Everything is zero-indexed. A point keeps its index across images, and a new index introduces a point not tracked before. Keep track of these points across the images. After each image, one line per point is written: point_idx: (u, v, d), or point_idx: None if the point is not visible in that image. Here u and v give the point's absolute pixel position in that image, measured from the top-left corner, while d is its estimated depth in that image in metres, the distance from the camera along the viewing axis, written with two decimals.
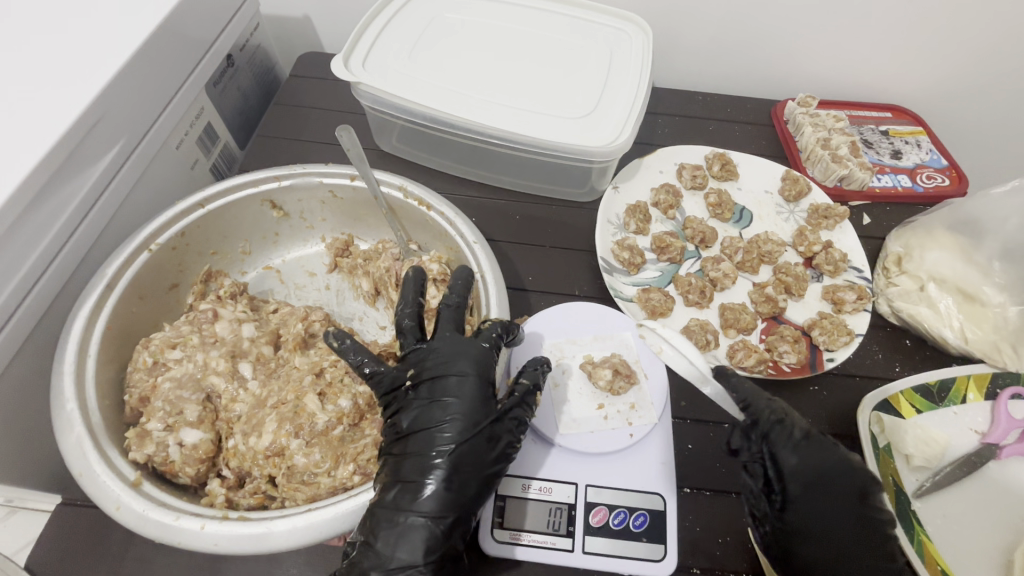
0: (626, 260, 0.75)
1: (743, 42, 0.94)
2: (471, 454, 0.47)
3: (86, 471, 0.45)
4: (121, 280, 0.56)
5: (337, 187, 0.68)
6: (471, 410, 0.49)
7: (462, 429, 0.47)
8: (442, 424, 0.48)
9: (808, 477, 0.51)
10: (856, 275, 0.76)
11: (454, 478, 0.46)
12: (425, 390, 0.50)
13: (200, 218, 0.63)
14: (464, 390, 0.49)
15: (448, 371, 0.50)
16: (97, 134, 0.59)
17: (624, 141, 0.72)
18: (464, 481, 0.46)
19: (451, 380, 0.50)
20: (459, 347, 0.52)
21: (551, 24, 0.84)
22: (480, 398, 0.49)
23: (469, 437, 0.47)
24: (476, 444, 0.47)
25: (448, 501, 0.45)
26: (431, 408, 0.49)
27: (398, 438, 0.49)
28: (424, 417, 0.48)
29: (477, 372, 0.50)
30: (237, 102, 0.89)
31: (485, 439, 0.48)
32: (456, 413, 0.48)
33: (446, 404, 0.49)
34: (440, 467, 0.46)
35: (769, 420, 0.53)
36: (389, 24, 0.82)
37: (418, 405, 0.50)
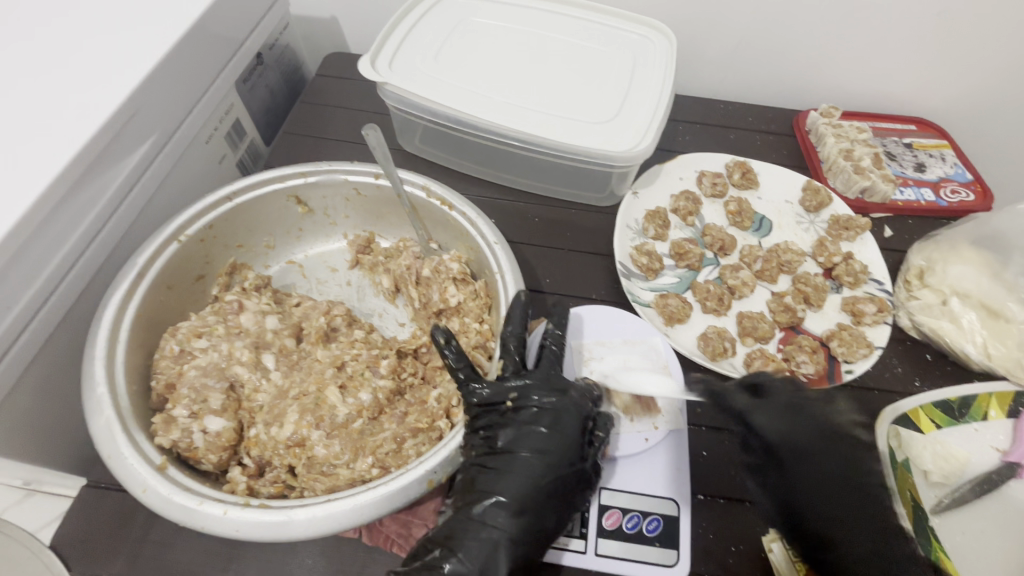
0: (644, 265, 0.75)
1: (765, 51, 0.94)
2: (562, 488, 0.49)
3: (114, 453, 0.46)
4: (151, 270, 0.57)
5: (361, 185, 0.69)
6: (568, 447, 0.51)
7: (555, 464, 0.50)
8: (534, 452, 0.50)
9: (790, 445, 0.54)
10: (876, 287, 0.75)
11: (536, 508, 0.48)
12: (528, 415, 0.52)
13: (227, 211, 0.64)
14: (571, 426, 0.51)
15: (551, 404, 0.52)
16: (132, 126, 0.60)
17: (645, 147, 0.72)
18: (548, 512, 0.48)
19: (558, 413, 0.52)
20: (557, 381, 0.54)
21: (575, 29, 0.85)
22: (577, 437, 0.51)
23: (568, 471, 0.50)
24: (570, 479, 0.50)
25: (527, 529, 0.47)
26: (524, 435, 0.51)
27: (484, 455, 0.50)
28: (521, 444, 0.50)
29: (576, 411, 0.52)
30: (265, 99, 0.90)
31: (574, 478, 0.50)
32: (554, 448, 0.50)
33: (544, 437, 0.51)
34: (530, 495, 0.48)
35: (738, 397, 0.57)
36: (416, 26, 0.83)
37: (518, 428, 0.51)
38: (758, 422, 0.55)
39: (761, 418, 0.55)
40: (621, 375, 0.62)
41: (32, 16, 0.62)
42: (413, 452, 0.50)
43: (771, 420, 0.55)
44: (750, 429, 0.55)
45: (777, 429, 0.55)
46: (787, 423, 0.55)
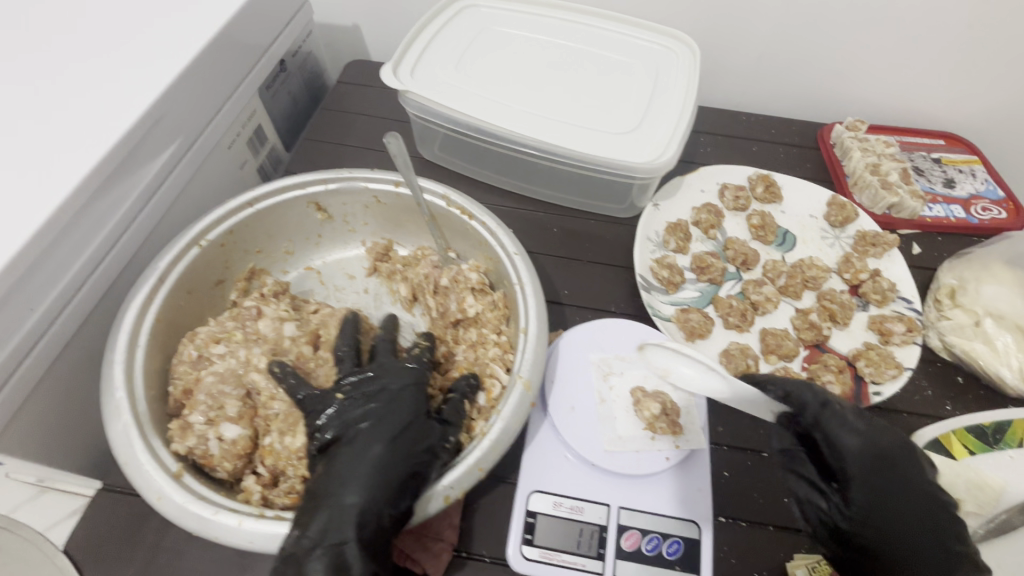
0: (665, 279, 0.74)
1: (789, 63, 0.93)
2: (382, 457, 0.45)
3: (131, 459, 0.45)
4: (172, 274, 0.57)
5: (381, 193, 0.69)
6: (385, 415, 0.48)
7: (367, 436, 0.47)
8: (364, 428, 0.48)
9: (863, 463, 0.51)
10: (905, 306, 0.73)
11: (391, 465, 0.45)
12: (359, 391, 0.51)
13: (248, 217, 0.65)
14: (398, 390, 0.50)
15: (379, 383, 0.51)
16: (156, 131, 0.61)
17: (668, 159, 0.71)
18: (394, 468, 0.45)
19: (387, 384, 0.51)
20: (395, 367, 0.53)
21: (597, 39, 0.84)
22: (406, 408, 0.49)
23: (397, 430, 0.48)
24: (406, 435, 0.47)
25: (375, 510, 0.43)
26: (349, 411, 0.49)
27: (330, 440, 0.48)
28: (346, 426, 0.48)
29: (405, 387, 0.51)
30: (287, 105, 0.91)
31: (414, 431, 0.48)
32: (376, 419, 0.48)
33: (366, 409, 0.49)
34: (359, 467, 0.45)
35: (815, 403, 0.54)
36: (438, 35, 0.84)
37: (350, 404, 0.50)
38: (831, 434, 0.52)
39: (831, 429, 0.52)
40: (648, 394, 0.59)
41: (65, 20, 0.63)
42: None
43: (847, 435, 0.52)
44: (824, 442, 0.53)
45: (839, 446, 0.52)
46: (861, 432, 0.52)
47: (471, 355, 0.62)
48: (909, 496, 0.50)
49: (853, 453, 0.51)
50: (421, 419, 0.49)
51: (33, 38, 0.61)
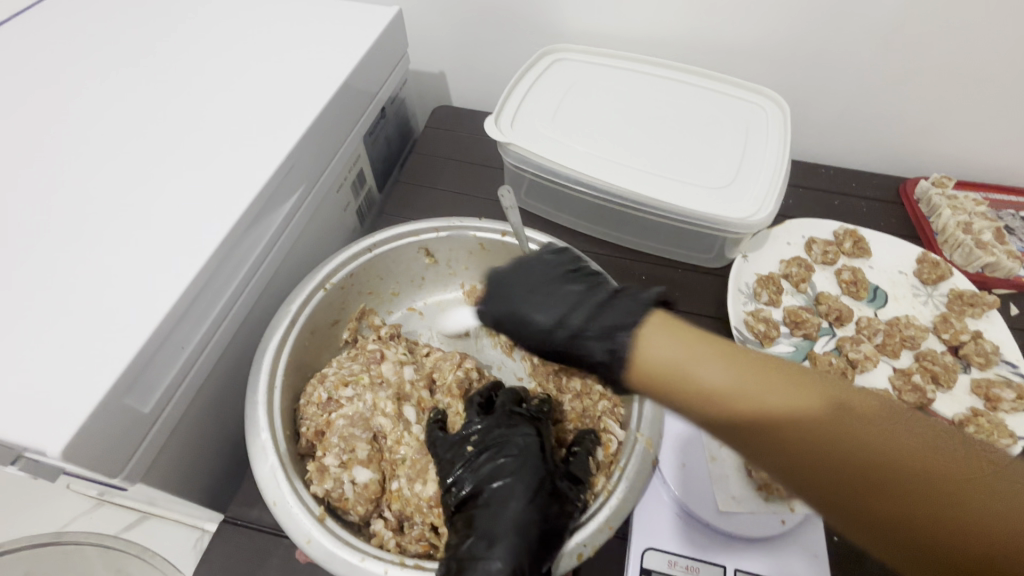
0: (761, 332, 0.74)
1: (871, 120, 0.95)
2: (525, 519, 0.46)
3: (279, 501, 0.48)
4: (301, 316, 0.60)
5: (487, 241, 0.72)
6: (520, 471, 0.49)
7: (506, 494, 0.48)
8: (502, 483, 0.48)
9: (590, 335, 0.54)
10: (1009, 370, 0.72)
11: (530, 530, 0.46)
12: (489, 447, 0.51)
13: (366, 261, 0.68)
14: (527, 447, 0.51)
15: (509, 437, 0.52)
16: (287, 181, 0.65)
17: (766, 216, 0.73)
18: (532, 533, 0.46)
19: (516, 440, 0.51)
20: (521, 418, 0.54)
21: (687, 94, 0.87)
22: (538, 464, 0.50)
23: (533, 493, 0.48)
24: (541, 498, 0.48)
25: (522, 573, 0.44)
26: (485, 465, 0.50)
27: (471, 494, 0.49)
28: (483, 482, 0.49)
29: (535, 442, 0.51)
30: (383, 149, 0.96)
31: (548, 494, 0.48)
32: (511, 474, 0.49)
33: (500, 463, 0.50)
34: (503, 527, 0.46)
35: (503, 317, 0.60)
36: (533, 87, 0.87)
37: (485, 462, 0.50)
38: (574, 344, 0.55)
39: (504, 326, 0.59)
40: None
41: (213, 87, 0.71)
42: None
43: (595, 321, 0.53)
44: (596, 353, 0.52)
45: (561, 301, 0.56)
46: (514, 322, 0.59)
47: (578, 405, 0.62)
48: (813, 436, 0.40)
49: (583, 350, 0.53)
50: (553, 477, 0.50)
51: (188, 102, 0.69)
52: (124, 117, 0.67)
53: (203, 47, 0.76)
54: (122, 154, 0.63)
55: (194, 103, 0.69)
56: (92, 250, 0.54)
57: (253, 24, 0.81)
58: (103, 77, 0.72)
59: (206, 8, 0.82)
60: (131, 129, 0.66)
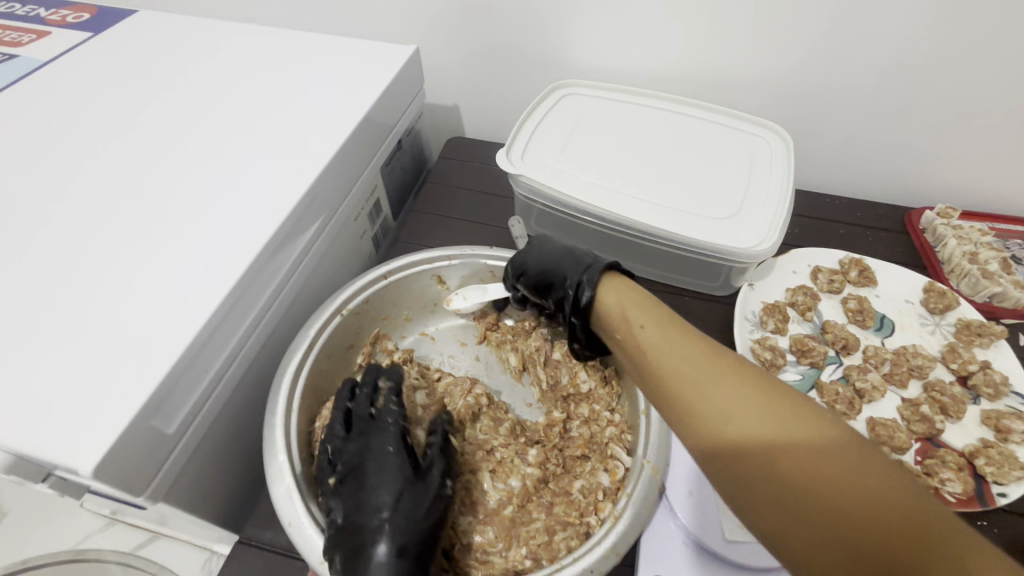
0: (767, 360, 0.75)
1: (874, 152, 0.97)
2: (399, 527, 0.47)
3: (294, 521, 0.49)
4: (319, 341, 0.63)
5: (498, 269, 0.74)
6: (383, 479, 0.50)
7: (374, 507, 0.48)
8: (372, 498, 0.49)
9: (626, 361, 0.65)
10: (1019, 401, 0.72)
11: (403, 537, 0.47)
12: (349, 477, 0.51)
13: (381, 288, 0.71)
14: (386, 465, 0.51)
15: (370, 451, 0.52)
16: (309, 211, 0.69)
17: (770, 246, 0.75)
18: (402, 542, 0.46)
19: (372, 461, 0.51)
20: (377, 423, 0.55)
21: (693, 128, 0.90)
22: (396, 471, 0.51)
23: (396, 504, 0.48)
24: (404, 508, 0.48)
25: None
26: (353, 486, 0.50)
27: (348, 513, 0.49)
28: (358, 500, 0.49)
29: (390, 448, 0.52)
30: (398, 179, 1.00)
31: (411, 500, 0.49)
32: (378, 486, 0.50)
33: (360, 480, 0.50)
34: (382, 540, 0.46)
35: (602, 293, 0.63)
36: (543, 121, 0.91)
37: (345, 493, 0.50)
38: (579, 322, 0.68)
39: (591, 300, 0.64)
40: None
41: (242, 122, 0.75)
42: (563, 546, 0.51)
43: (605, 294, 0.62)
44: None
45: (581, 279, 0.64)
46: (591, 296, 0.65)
47: (586, 431, 0.63)
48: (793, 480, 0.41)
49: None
50: (415, 478, 0.51)
51: (218, 137, 0.73)
52: (159, 150, 0.71)
53: (233, 85, 0.81)
54: (155, 185, 0.67)
55: (225, 138, 0.73)
56: (127, 277, 0.58)
57: (280, 62, 0.86)
58: (141, 113, 0.77)
59: (236, 49, 0.88)
60: (165, 162, 0.70)
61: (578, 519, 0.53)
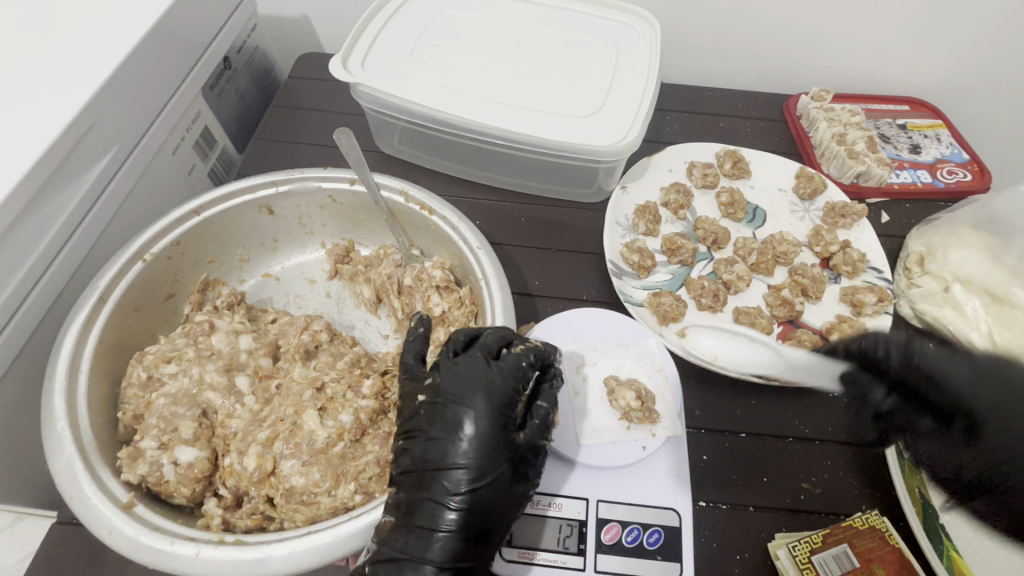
0: (636, 263, 0.72)
1: (752, 38, 0.91)
2: (480, 507, 0.43)
3: (77, 494, 0.43)
4: (114, 293, 0.54)
5: (336, 192, 0.66)
6: (491, 451, 0.45)
7: (477, 476, 0.44)
8: (458, 464, 0.44)
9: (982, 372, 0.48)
10: (876, 276, 0.73)
11: (478, 512, 0.43)
12: (438, 420, 0.46)
13: (195, 226, 0.62)
14: (481, 426, 0.45)
15: (466, 401, 0.46)
16: (87, 142, 0.57)
17: (633, 140, 0.69)
18: (474, 519, 0.43)
19: (466, 412, 0.46)
20: (483, 373, 0.48)
21: (558, 20, 0.82)
22: (494, 445, 0.45)
23: (484, 478, 0.44)
24: (494, 485, 0.44)
25: (461, 553, 0.43)
26: (439, 442, 0.45)
27: (410, 468, 0.45)
28: (430, 455, 0.45)
29: (489, 414, 0.46)
30: (235, 105, 0.87)
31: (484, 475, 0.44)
32: (463, 452, 0.44)
33: (455, 439, 0.45)
34: (458, 509, 0.43)
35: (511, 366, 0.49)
36: (389, 23, 0.80)
37: (429, 436, 0.46)
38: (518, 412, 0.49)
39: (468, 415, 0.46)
40: (621, 382, 0.60)
41: None
42: None
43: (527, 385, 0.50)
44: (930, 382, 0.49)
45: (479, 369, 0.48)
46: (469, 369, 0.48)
47: None
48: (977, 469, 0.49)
49: (964, 376, 0.48)
50: (513, 453, 0.46)
51: None
52: None
53: None
54: None
55: None
56: None
57: None
58: None
59: None
60: None
61: None
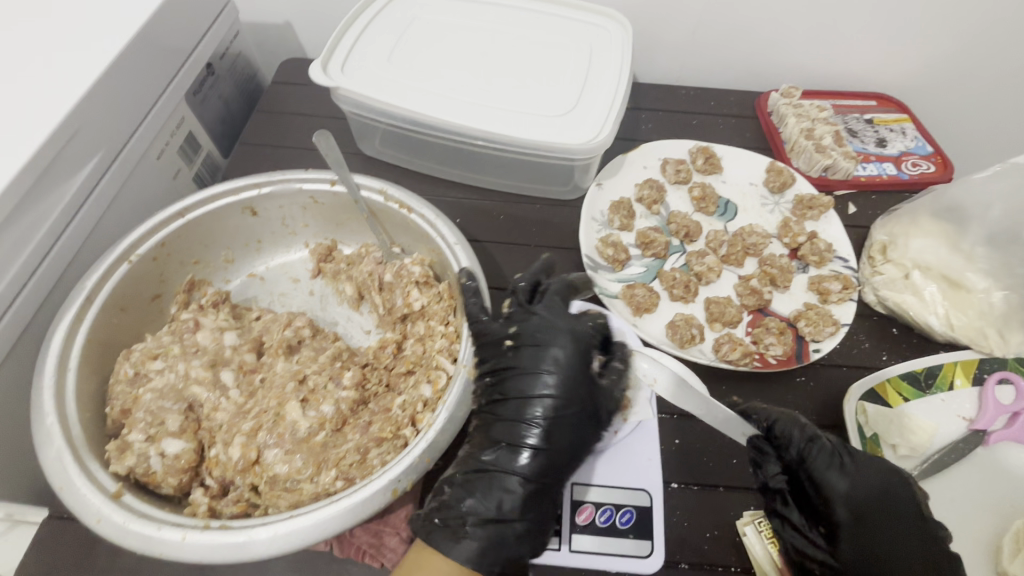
0: (611, 257, 0.75)
1: (722, 38, 0.94)
2: (561, 436, 0.50)
3: (66, 485, 0.45)
4: (101, 293, 0.56)
5: (317, 193, 0.69)
6: (573, 386, 0.50)
7: (560, 406, 0.50)
8: (542, 395, 0.50)
9: (860, 506, 0.50)
10: (841, 265, 0.76)
11: (557, 443, 0.50)
12: (527, 356, 0.52)
13: (180, 227, 0.63)
14: (567, 367, 0.51)
15: (546, 342, 0.52)
16: (73, 148, 0.59)
17: (605, 138, 0.72)
18: (558, 448, 0.50)
19: (552, 352, 0.51)
20: (560, 320, 0.53)
21: (532, 23, 0.84)
22: (574, 381, 0.51)
23: (567, 408, 0.50)
24: (575, 418, 0.51)
25: (543, 469, 0.50)
26: (523, 377, 0.51)
27: (495, 399, 0.52)
28: (517, 387, 0.51)
29: (570, 354, 0.51)
30: (218, 110, 0.89)
31: (571, 412, 0.50)
32: (546, 387, 0.50)
33: (538, 374, 0.51)
34: (541, 431, 0.49)
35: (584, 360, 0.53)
36: (368, 28, 0.82)
37: (518, 370, 0.51)
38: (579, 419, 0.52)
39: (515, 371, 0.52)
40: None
41: None
42: (378, 461, 0.50)
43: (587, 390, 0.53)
44: (812, 481, 0.51)
45: (563, 317, 0.54)
46: (552, 316, 0.54)
47: (419, 348, 0.60)
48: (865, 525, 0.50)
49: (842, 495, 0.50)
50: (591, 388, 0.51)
51: None
52: None
53: None
54: None
55: None
56: None
57: None
58: None
59: None
60: None
61: (394, 434, 0.51)
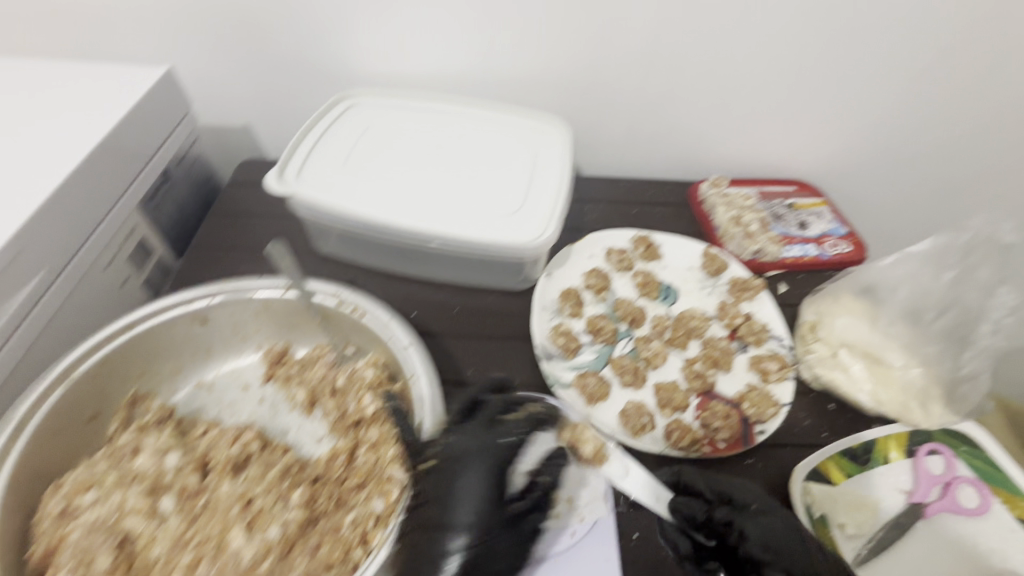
0: (562, 345, 0.78)
1: (655, 134, 1.03)
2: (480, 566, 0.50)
3: None
4: (32, 421, 0.55)
5: (270, 299, 0.69)
6: (490, 512, 0.51)
7: (478, 530, 0.50)
8: (454, 523, 0.50)
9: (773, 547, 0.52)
10: (778, 342, 0.80)
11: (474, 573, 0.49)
12: (437, 476, 0.53)
13: (124, 343, 0.63)
14: (482, 490, 0.52)
15: (459, 460, 0.53)
16: (14, 268, 0.59)
17: (549, 235, 0.76)
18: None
19: (465, 478, 0.52)
20: (482, 441, 0.55)
21: (479, 127, 0.92)
22: (495, 498, 0.52)
23: (488, 533, 0.50)
24: (492, 542, 0.51)
25: None
26: (439, 504, 0.51)
27: (416, 527, 0.51)
28: (431, 515, 0.51)
29: (485, 478, 0.52)
30: (173, 214, 0.90)
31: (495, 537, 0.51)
32: (457, 514, 0.50)
33: (455, 502, 0.51)
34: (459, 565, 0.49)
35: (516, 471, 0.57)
36: (323, 136, 0.87)
37: (431, 496, 0.52)
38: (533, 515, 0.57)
39: (432, 494, 0.52)
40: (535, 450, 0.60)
41: None
42: None
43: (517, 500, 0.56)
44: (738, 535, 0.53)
45: (486, 435, 0.55)
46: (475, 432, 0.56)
47: (371, 457, 0.59)
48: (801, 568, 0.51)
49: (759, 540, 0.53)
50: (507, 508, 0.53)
51: None
52: None
53: None
54: None
55: None
56: None
57: None
58: None
59: None
60: None
61: (343, 557, 0.51)
